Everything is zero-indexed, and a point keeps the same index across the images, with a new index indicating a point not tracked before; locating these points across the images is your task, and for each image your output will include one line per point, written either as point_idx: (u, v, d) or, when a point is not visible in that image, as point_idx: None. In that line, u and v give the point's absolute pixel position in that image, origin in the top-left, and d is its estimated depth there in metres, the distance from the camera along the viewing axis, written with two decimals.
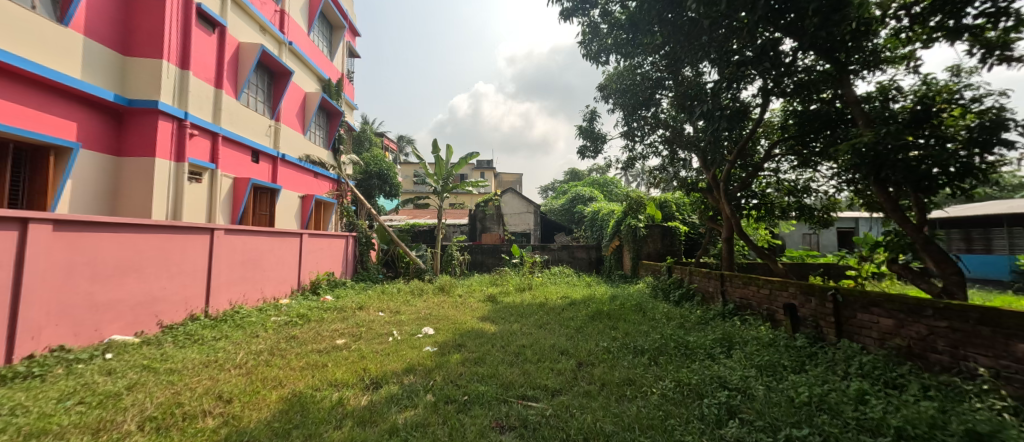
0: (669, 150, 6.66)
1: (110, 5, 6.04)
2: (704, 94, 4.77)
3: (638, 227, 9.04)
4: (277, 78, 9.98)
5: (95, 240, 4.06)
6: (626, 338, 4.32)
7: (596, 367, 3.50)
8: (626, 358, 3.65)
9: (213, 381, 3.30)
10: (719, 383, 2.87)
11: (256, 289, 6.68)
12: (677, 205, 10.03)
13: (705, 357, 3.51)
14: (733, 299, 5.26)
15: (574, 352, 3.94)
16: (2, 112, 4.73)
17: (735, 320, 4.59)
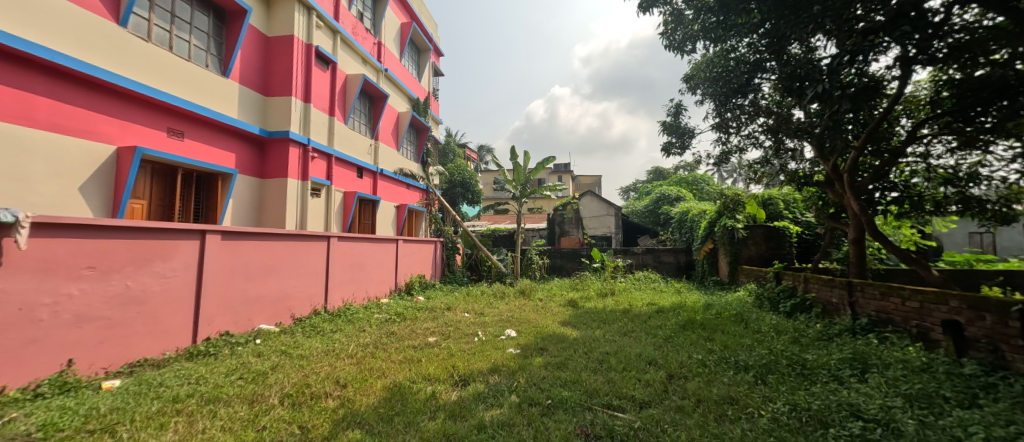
0: (773, 140, 5.86)
1: (254, 56, 7.44)
2: (817, 72, 4.11)
3: (737, 228, 8.22)
4: (375, 101, 11.21)
5: (247, 246, 4.99)
6: (725, 351, 3.98)
7: (689, 381, 3.29)
8: (727, 374, 3.37)
9: (332, 368, 3.84)
10: (852, 411, 2.49)
11: (362, 289, 7.57)
12: (785, 202, 8.89)
13: (830, 380, 3.07)
14: (866, 313, 4.52)
15: (664, 364, 3.74)
16: (188, 149, 6.15)
17: (870, 338, 3.91)
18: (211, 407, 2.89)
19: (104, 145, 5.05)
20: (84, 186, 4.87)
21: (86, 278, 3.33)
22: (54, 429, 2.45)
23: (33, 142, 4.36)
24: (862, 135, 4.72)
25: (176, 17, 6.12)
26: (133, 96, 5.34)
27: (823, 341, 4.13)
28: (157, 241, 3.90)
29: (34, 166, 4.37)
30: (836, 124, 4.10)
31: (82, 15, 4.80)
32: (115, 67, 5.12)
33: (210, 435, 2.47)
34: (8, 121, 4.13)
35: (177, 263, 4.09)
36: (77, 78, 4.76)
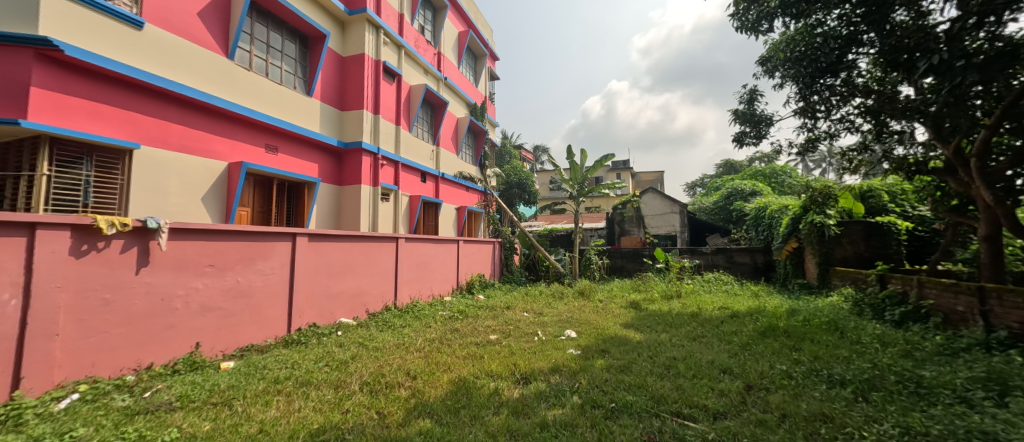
0: (873, 123, 5.12)
1: (332, 75, 8.22)
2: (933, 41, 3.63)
3: (828, 226, 7.39)
4: (436, 109, 11.77)
5: (328, 247, 5.53)
6: (815, 363, 3.62)
7: (772, 393, 3.05)
8: (818, 388, 3.07)
9: (403, 360, 4.14)
10: (982, 438, 2.14)
11: (427, 287, 8.03)
12: (893, 195, 7.94)
13: (955, 402, 2.65)
14: (1007, 326, 3.90)
15: (741, 373, 3.50)
16: (281, 162, 6.98)
17: (1009, 356, 3.30)
18: (304, 389, 3.27)
19: (219, 162, 5.93)
20: (204, 197, 5.74)
21: (207, 274, 3.95)
22: (188, 400, 2.95)
23: (167, 161, 5.25)
24: (995, 110, 4.15)
25: (270, 47, 6.96)
26: (239, 118, 6.20)
27: (944, 356, 3.57)
28: (259, 244, 4.48)
29: (169, 182, 5.28)
30: (959, 99, 3.56)
31: (200, 52, 5.67)
32: (226, 95, 5.99)
33: (305, 414, 2.81)
34: (149, 146, 5.06)
35: (274, 262, 4.68)
36: (198, 106, 5.65)
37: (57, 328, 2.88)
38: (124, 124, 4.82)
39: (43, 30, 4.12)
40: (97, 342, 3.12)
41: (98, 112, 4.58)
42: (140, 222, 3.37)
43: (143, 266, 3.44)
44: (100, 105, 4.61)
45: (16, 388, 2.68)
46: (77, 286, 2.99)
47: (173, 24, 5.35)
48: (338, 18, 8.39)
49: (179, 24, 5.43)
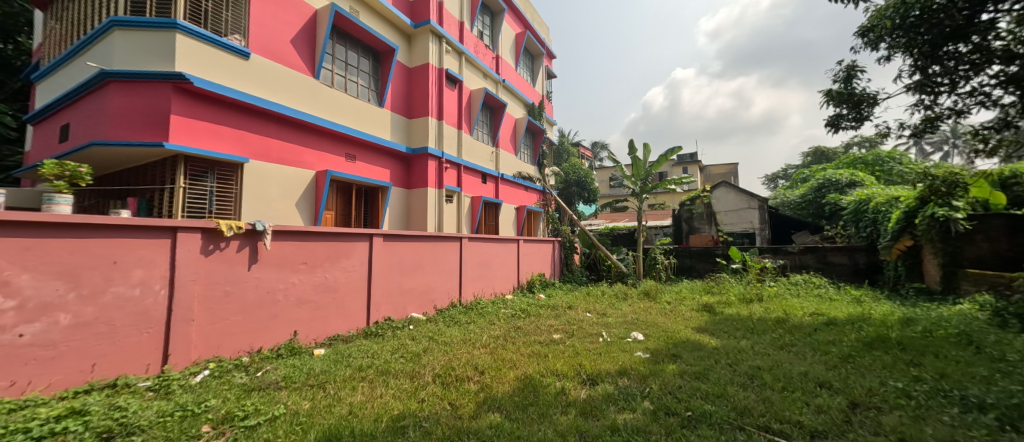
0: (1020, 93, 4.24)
1: (400, 86, 8.78)
2: None
3: (958, 221, 6.27)
4: (495, 111, 12.02)
5: (400, 247, 5.91)
6: (943, 383, 3.11)
7: (886, 414, 2.69)
8: (948, 412, 2.63)
9: (471, 355, 4.30)
10: None
11: (489, 286, 8.24)
12: None
13: None
14: None
15: (844, 389, 3.12)
16: (359, 169, 7.62)
17: None
18: (384, 377, 3.55)
19: (308, 171, 6.63)
20: (297, 202, 6.44)
21: (302, 271, 4.45)
22: (290, 381, 3.36)
23: (268, 172, 5.99)
24: None
25: (348, 65, 7.63)
26: (324, 131, 6.88)
27: None
28: (342, 243, 4.93)
29: (271, 190, 6.02)
30: None
31: (293, 75, 6.39)
32: (314, 111, 6.69)
33: (387, 400, 3.06)
34: (256, 160, 5.83)
35: (355, 260, 5.12)
36: (293, 122, 6.39)
37: (192, 314, 3.48)
38: (237, 142, 5.61)
39: (179, 67, 4.96)
40: (219, 327, 3.69)
41: (219, 133, 5.39)
42: (251, 226, 3.90)
43: (253, 263, 3.98)
44: (220, 126, 5.42)
45: (163, 363, 3.31)
46: (206, 280, 3.59)
47: (272, 51, 6.10)
48: (405, 31, 8.94)
49: (276, 51, 6.16)
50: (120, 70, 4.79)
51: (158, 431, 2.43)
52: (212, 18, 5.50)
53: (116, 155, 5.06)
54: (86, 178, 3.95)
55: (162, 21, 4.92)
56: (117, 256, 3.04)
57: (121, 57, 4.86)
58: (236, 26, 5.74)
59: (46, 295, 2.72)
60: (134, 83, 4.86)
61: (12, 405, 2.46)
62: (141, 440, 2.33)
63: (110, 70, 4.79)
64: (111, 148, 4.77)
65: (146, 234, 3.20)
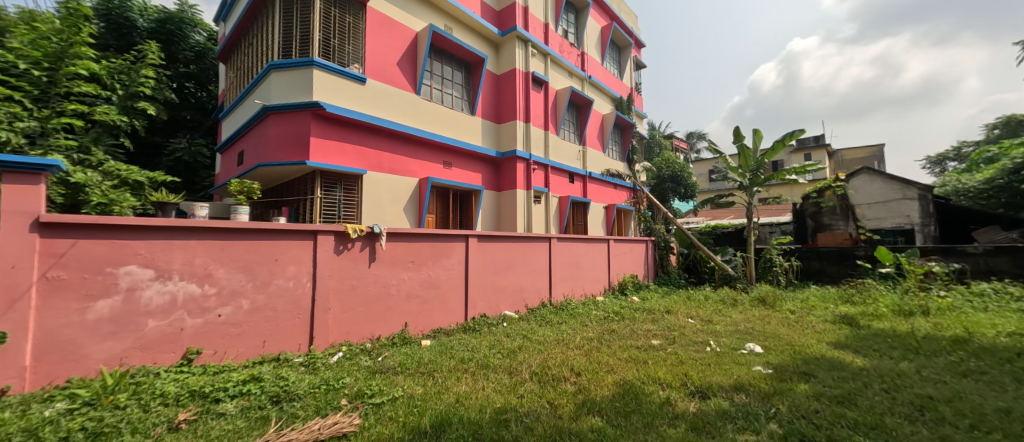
0: None
1: (489, 93, 9.16)
2: None
3: None
4: (582, 109, 11.81)
5: (493, 246, 6.14)
6: None
7: None
8: None
9: (565, 355, 4.29)
10: None
11: (579, 287, 8.11)
12: None
13: None
14: None
15: None
16: (454, 175, 8.13)
17: None
18: (484, 371, 3.73)
19: (413, 179, 7.30)
20: (405, 207, 7.13)
21: (410, 269, 4.92)
22: (404, 367, 3.74)
23: (381, 181, 6.75)
24: None
25: (444, 78, 8.21)
26: (426, 141, 7.52)
27: None
28: (443, 244, 5.32)
29: (383, 197, 6.76)
30: None
31: (399, 93, 7.10)
32: (417, 124, 7.35)
33: (488, 392, 3.21)
34: (371, 171, 6.62)
35: (454, 259, 5.48)
36: (400, 136, 7.10)
37: (328, 304, 4.12)
38: (358, 156, 6.45)
39: (316, 97, 5.89)
40: (347, 316, 4.29)
41: (344, 150, 6.26)
42: (370, 229, 4.45)
43: (372, 261, 4.52)
44: (346, 144, 6.29)
45: (309, 344, 3.98)
46: (338, 276, 4.21)
47: (383, 74, 6.87)
48: (493, 40, 9.30)
49: (386, 74, 6.93)
50: (275, 103, 5.87)
51: (310, 400, 2.93)
52: (338, 52, 6.37)
53: (273, 173, 6.21)
54: (255, 190, 4.91)
55: (303, 60, 5.90)
56: (277, 254, 3.78)
57: (276, 93, 5.96)
58: (356, 56, 6.59)
59: (234, 284, 3.52)
60: (284, 114, 5.92)
61: (215, 368, 3.27)
62: (299, 406, 2.85)
63: (269, 104, 5.90)
64: (270, 167, 5.88)
65: (294, 237, 3.89)
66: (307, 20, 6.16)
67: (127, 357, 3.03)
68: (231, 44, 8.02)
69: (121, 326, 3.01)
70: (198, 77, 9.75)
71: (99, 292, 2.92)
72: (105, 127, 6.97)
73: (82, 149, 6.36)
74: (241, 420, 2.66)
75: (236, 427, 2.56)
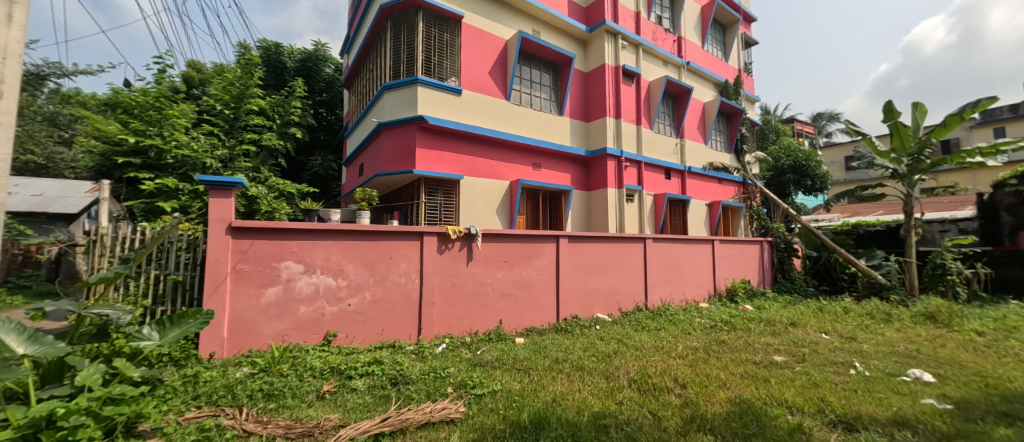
0: None
1: (578, 92, 9.06)
2: None
3: None
4: (679, 99, 10.96)
5: (584, 247, 6.03)
6: None
7: None
8: None
9: (667, 364, 4.02)
10: None
11: (679, 292, 7.52)
12: None
13: None
14: None
15: None
16: (543, 176, 8.23)
17: None
18: (580, 373, 3.71)
19: (504, 181, 7.60)
20: (497, 209, 7.45)
21: (503, 268, 5.13)
22: (502, 362, 3.92)
23: (475, 185, 7.16)
24: None
25: (532, 82, 8.37)
26: (516, 145, 7.76)
27: None
28: (534, 244, 5.43)
29: (478, 200, 7.16)
30: None
31: (490, 100, 7.46)
32: (507, 128, 7.64)
33: (585, 395, 3.20)
34: (467, 176, 7.08)
35: (545, 260, 5.56)
36: (492, 141, 7.45)
37: (433, 299, 4.52)
38: (455, 163, 6.95)
39: (420, 111, 6.51)
40: (449, 311, 4.66)
41: (444, 157, 6.80)
42: (467, 230, 4.76)
43: (469, 260, 4.83)
44: (445, 152, 6.83)
45: (418, 334, 4.42)
46: (441, 273, 4.60)
47: (476, 84, 7.30)
48: (581, 38, 9.18)
49: (479, 84, 7.34)
50: (388, 120, 6.65)
51: (421, 385, 3.27)
52: (438, 68, 6.93)
53: (386, 182, 7.05)
54: (374, 197, 5.61)
55: (409, 79, 6.57)
56: (392, 253, 4.29)
57: (388, 111, 6.75)
58: (452, 70, 7.10)
59: (360, 279, 4.10)
60: (395, 128, 6.67)
61: (347, 350, 3.84)
62: (413, 389, 3.20)
63: (383, 121, 6.71)
64: (384, 177, 6.68)
65: (405, 238, 4.37)
66: (411, 42, 6.83)
67: (287, 336, 3.75)
68: (352, 71, 9.30)
69: (282, 310, 3.74)
70: (328, 104, 11.46)
71: (267, 281, 3.67)
72: (267, 150, 8.67)
73: (254, 168, 8.02)
74: (369, 396, 3.10)
75: (365, 401, 3.00)
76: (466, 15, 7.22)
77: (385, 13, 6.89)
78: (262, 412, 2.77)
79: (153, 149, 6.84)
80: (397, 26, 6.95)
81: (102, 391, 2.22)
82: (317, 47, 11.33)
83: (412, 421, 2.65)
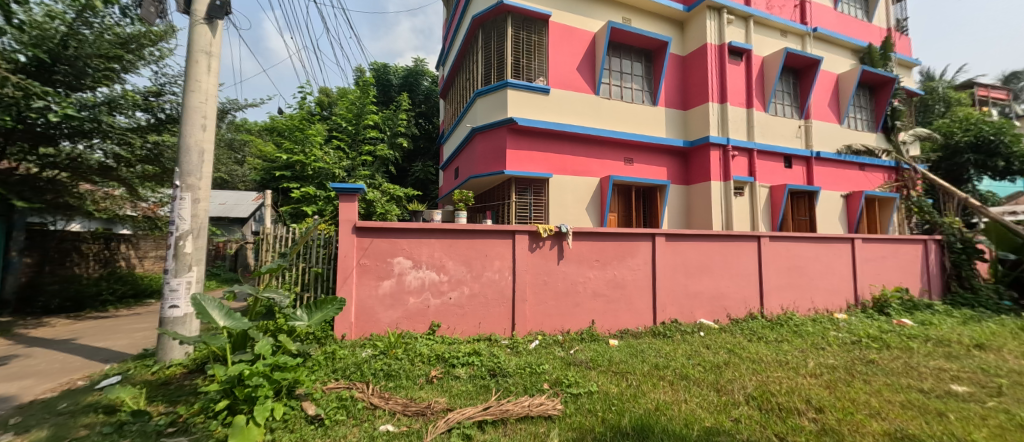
0: None
1: (674, 78, 8.43)
2: None
3: None
4: (802, 74, 9.46)
5: (686, 247, 5.57)
6: None
7: None
8: None
9: (794, 382, 3.52)
10: None
11: (805, 299, 6.48)
12: None
13: None
14: None
15: None
16: (636, 171, 7.84)
17: None
18: (685, 382, 3.45)
19: (594, 178, 7.43)
20: (588, 207, 7.33)
21: (595, 267, 5.02)
22: (597, 363, 3.85)
23: (565, 183, 7.14)
24: None
25: (623, 73, 8.02)
26: (606, 140, 7.53)
27: None
28: (628, 243, 5.21)
29: (567, 198, 7.13)
30: None
31: (578, 96, 7.36)
32: (597, 124, 7.45)
33: (693, 407, 2.97)
34: (557, 175, 7.09)
35: (640, 259, 5.28)
36: (581, 138, 7.34)
37: (526, 296, 4.64)
38: (544, 162, 7.02)
39: (510, 113, 6.73)
40: (541, 309, 4.73)
41: (533, 157, 6.92)
42: (558, 228, 4.77)
43: (560, 258, 4.84)
44: (534, 152, 6.93)
45: (512, 329, 4.58)
46: (533, 271, 4.70)
47: (564, 81, 7.27)
48: (677, 20, 8.51)
49: (567, 81, 7.30)
50: (481, 124, 7.01)
51: (518, 379, 3.38)
52: (526, 70, 7.07)
53: (480, 183, 7.43)
54: (470, 198, 5.97)
55: (499, 83, 6.83)
56: (487, 250, 4.51)
57: (480, 116, 7.11)
58: (540, 70, 7.17)
59: (459, 274, 4.41)
60: (487, 131, 7.00)
61: (449, 340, 4.16)
62: (511, 382, 3.33)
63: (476, 126, 7.10)
64: (478, 178, 7.06)
65: (499, 237, 4.57)
66: (501, 48, 7.08)
67: (400, 323, 4.22)
68: (447, 81, 9.97)
69: (395, 300, 4.21)
70: (427, 114, 12.46)
71: (384, 274, 4.17)
72: (380, 159, 9.69)
73: (370, 175, 9.11)
74: (471, 384, 3.33)
75: (467, 389, 3.24)
76: (553, 14, 7.23)
77: (477, 23, 7.25)
78: (383, 389, 3.19)
79: (299, 164, 8.31)
80: (488, 34, 7.26)
81: (271, 359, 2.76)
82: (417, 63, 12.47)
83: (512, 413, 2.77)
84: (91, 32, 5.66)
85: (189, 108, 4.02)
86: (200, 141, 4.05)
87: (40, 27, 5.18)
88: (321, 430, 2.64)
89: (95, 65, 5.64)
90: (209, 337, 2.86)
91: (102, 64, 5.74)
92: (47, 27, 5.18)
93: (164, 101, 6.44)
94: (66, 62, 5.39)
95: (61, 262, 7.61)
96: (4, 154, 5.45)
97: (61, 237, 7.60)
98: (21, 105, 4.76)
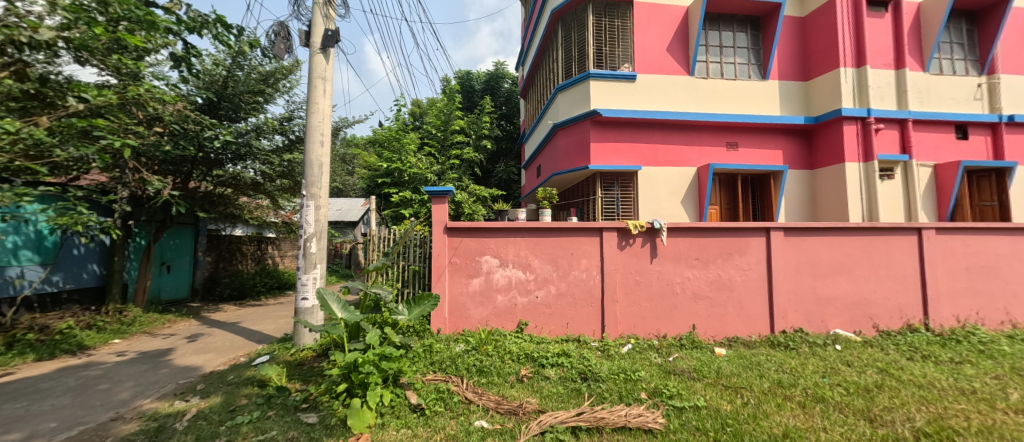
0: None
1: (792, 44, 7.18)
2: None
3: None
4: (985, 17, 7.27)
5: (813, 243, 4.66)
6: None
7: None
8: None
9: (988, 420, 2.67)
10: None
11: (996, 309, 4.96)
12: None
13: None
14: None
15: None
16: (743, 157, 6.89)
17: None
18: (822, 407, 2.85)
19: (691, 167, 6.71)
20: (684, 199, 6.65)
21: (695, 267, 4.49)
22: (702, 374, 3.41)
23: (658, 175, 6.59)
24: None
25: (723, 47, 7.12)
26: (705, 124, 6.75)
27: None
28: (736, 239, 4.56)
29: (661, 190, 6.57)
30: None
31: (670, 79, 6.73)
32: (694, 107, 6.73)
33: (837, 438, 2.43)
34: (648, 166, 6.57)
35: (751, 258, 4.58)
36: (675, 124, 6.70)
37: (616, 297, 4.35)
38: (633, 153, 6.56)
39: (594, 105, 6.44)
40: (634, 310, 4.39)
41: (620, 149, 6.52)
42: (650, 224, 4.38)
43: (653, 257, 4.44)
44: (622, 143, 6.53)
45: (602, 331, 4.34)
46: (623, 270, 4.39)
47: (654, 64, 6.70)
48: None
49: (657, 63, 6.72)
50: (563, 119, 6.84)
51: (611, 385, 3.16)
52: (610, 58, 6.70)
53: (564, 179, 7.25)
54: (554, 195, 5.83)
55: (581, 75, 6.56)
56: (573, 249, 4.35)
57: (562, 111, 6.93)
58: (626, 56, 6.74)
59: (546, 273, 4.32)
60: (570, 126, 6.81)
61: (538, 339, 4.10)
62: (604, 388, 3.13)
63: (558, 122, 6.95)
64: (561, 175, 6.90)
65: (585, 234, 4.37)
66: (583, 38, 6.81)
67: (489, 320, 4.29)
68: (528, 81, 9.99)
69: (485, 298, 4.30)
70: (508, 115, 12.66)
71: (473, 272, 4.29)
72: (467, 162, 10.13)
73: (458, 178, 9.60)
74: (561, 386, 3.21)
75: (558, 391, 3.13)
76: None
77: (557, 16, 7.08)
78: (476, 385, 3.26)
79: (398, 171, 9.11)
80: (568, 27, 7.04)
81: (379, 349, 2.95)
82: (498, 66, 12.79)
83: (608, 421, 2.59)
84: (243, 73, 6.80)
85: (310, 127, 4.59)
86: (320, 155, 4.61)
87: (210, 73, 6.54)
88: (423, 419, 2.78)
89: (246, 99, 6.88)
90: (330, 327, 3.21)
91: (251, 99, 6.96)
92: (214, 72, 6.53)
93: (294, 124, 7.57)
94: (227, 99, 6.75)
95: (230, 260, 9.49)
96: (191, 176, 6.69)
97: (230, 240, 9.48)
98: (198, 136, 6.00)
